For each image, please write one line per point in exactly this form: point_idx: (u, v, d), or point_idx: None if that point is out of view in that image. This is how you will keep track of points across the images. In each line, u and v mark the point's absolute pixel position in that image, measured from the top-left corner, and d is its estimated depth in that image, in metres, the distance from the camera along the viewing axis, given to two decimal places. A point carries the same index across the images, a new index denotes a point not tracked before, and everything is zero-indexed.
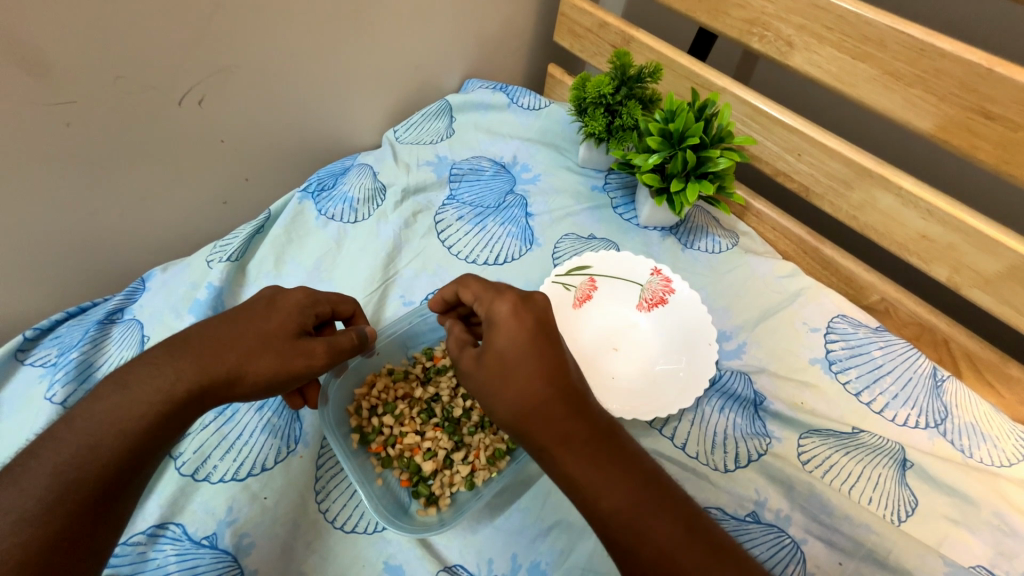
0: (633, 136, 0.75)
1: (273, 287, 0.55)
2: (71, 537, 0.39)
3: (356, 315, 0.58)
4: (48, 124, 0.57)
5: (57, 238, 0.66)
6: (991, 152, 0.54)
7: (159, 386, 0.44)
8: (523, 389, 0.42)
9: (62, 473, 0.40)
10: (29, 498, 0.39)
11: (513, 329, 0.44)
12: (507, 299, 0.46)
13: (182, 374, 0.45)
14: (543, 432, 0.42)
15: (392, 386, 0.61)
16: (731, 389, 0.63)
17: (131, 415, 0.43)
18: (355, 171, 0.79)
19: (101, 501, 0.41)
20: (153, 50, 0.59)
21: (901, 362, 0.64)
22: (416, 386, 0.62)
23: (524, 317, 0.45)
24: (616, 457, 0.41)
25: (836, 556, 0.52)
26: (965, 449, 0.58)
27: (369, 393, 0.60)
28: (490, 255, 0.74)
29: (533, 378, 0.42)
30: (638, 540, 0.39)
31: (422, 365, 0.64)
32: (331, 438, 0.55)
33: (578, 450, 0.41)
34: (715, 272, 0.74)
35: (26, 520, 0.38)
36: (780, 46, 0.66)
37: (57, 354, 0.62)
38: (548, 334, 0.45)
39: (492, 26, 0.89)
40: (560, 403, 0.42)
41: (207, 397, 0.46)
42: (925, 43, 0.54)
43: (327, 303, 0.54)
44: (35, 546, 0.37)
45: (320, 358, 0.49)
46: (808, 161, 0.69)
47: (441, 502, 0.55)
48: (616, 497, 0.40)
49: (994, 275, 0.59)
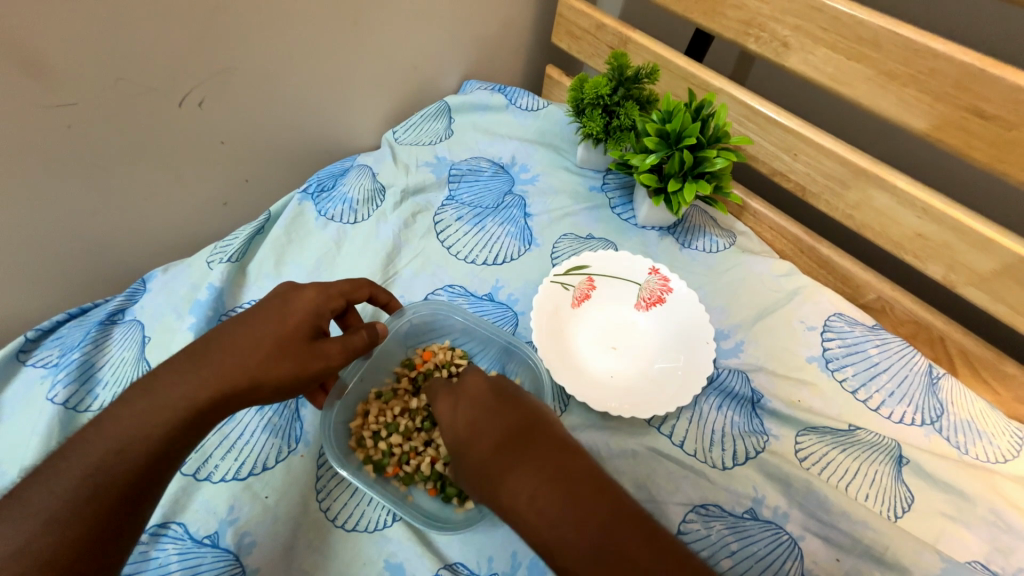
0: (631, 136, 0.75)
1: (285, 281, 0.55)
2: (97, 541, 0.39)
3: (374, 293, 0.60)
4: (49, 126, 0.57)
5: (59, 240, 0.66)
6: (984, 151, 0.55)
7: (181, 393, 0.44)
8: (471, 455, 0.46)
9: (91, 475, 0.40)
10: (58, 499, 0.39)
11: (450, 411, 0.50)
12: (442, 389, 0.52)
13: (203, 383, 0.45)
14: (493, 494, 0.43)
15: (386, 408, 0.61)
16: (729, 387, 0.63)
17: (161, 420, 0.43)
18: (354, 172, 0.80)
19: (123, 506, 0.41)
20: (154, 53, 0.59)
21: (897, 360, 0.64)
22: (410, 398, 0.62)
23: (461, 397, 0.50)
24: (564, 504, 0.40)
25: (834, 552, 0.53)
26: (961, 445, 0.58)
27: (366, 423, 0.59)
28: (489, 255, 0.74)
29: (472, 445, 0.46)
30: None
31: (407, 376, 0.63)
32: (333, 460, 0.54)
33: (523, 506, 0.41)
34: (713, 272, 0.74)
35: (54, 522, 0.38)
36: (776, 46, 0.66)
37: (58, 355, 0.62)
38: (495, 403, 0.49)
39: (490, 28, 0.90)
40: (497, 458, 0.44)
41: (227, 403, 0.46)
42: (919, 44, 0.55)
43: (341, 295, 0.54)
44: (62, 548, 0.38)
45: (335, 359, 0.51)
46: (804, 161, 0.69)
47: (475, 494, 0.55)
48: (567, 549, 0.39)
49: (989, 273, 0.60)
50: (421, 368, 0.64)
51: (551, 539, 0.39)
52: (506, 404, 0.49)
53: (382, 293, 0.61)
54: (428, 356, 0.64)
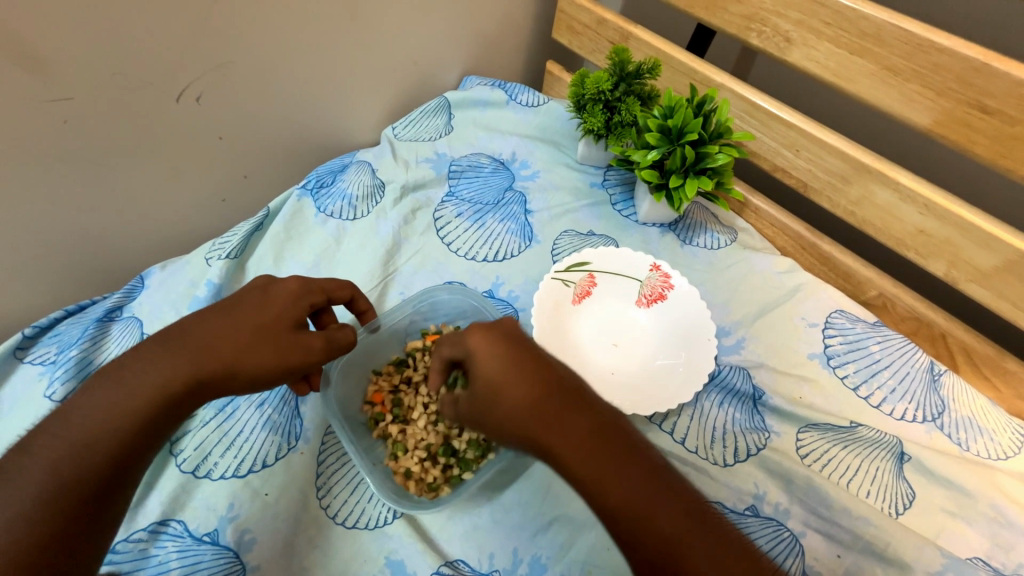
0: (632, 132, 0.75)
1: (266, 275, 0.55)
2: (68, 535, 0.39)
3: (356, 298, 0.59)
4: (45, 121, 0.57)
5: (56, 237, 0.66)
6: (988, 147, 0.55)
7: (158, 380, 0.44)
8: (517, 403, 0.44)
9: (61, 472, 0.40)
10: (28, 495, 0.39)
11: (487, 353, 0.47)
12: (476, 329, 0.49)
13: (179, 369, 0.44)
14: (540, 440, 0.43)
15: (413, 451, 0.58)
16: (730, 383, 0.63)
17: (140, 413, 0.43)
18: (354, 168, 0.79)
19: (96, 503, 0.40)
20: (150, 48, 0.59)
21: (899, 356, 0.64)
22: (411, 426, 0.59)
23: (501, 342, 0.47)
24: (626, 451, 0.41)
25: (835, 549, 0.53)
26: (962, 442, 0.58)
27: (416, 478, 0.56)
28: (489, 252, 0.74)
29: (522, 390, 0.44)
30: (654, 531, 0.38)
31: (388, 427, 0.60)
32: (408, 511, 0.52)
33: (580, 448, 0.41)
34: (714, 268, 0.74)
35: (23, 518, 0.38)
36: (778, 41, 0.66)
37: (56, 352, 0.62)
38: (530, 349, 0.47)
39: (489, 23, 0.89)
40: (552, 404, 0.43)
41: (202, 392, 0.46)
42: (923, 39, 0.55)
43: (323, 292, 0.54)
44: (34, 544, 0.37)
45: (316, 353, 0.50)
46: (806, 157, 0.69)
47: None
48: (624, 489, 0.40)
49: (991, 269, 0.59)
50: (389, 409, 0.61)
51: (608, 475, 0.40)
52: (531, 355, 0.47)
53: (362, 301, 0.60)
54: (378, 398, 0.61)
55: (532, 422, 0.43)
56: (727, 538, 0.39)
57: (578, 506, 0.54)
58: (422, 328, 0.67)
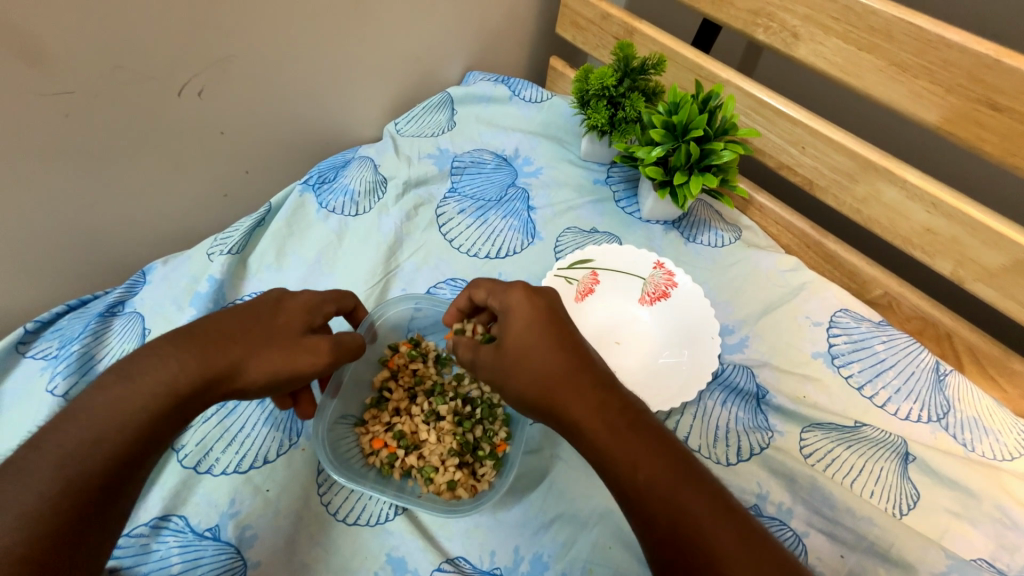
0: (636, 128, 0.74)
1: (279, 288, 0.56)
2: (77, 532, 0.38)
3: (356, 309, 0.59)
4: (46, 114, 0.57)
5: (58, 232, 0.66)
6: (998, 144, 0.54)
7: (164, 378, 0.44)
8: (540, 365, 0.45)
9: (69, 468, 0.40)
10: None
11: (529, 313, 0.48)
12: (520, 289, 0.50)
13: (185, 368, 0.45)
14: (572, 397, 0.43)
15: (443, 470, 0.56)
16: (733, 382, 0.63)
17: (139, 410, 0.42)
18: (356, 164, 0.79)
19: (107, 500, 0.40)
20: (151, 41, 0.58)
21: (903, 356, 0.64)
22: (426, 452, 0.57)
23: (539, 303, 0.49)
24: (649, 431, 0.42)
25: (838, 549, 0.53)
26: (967, 443, 0.58)
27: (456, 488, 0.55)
28: (491, 249, 0.74)
29: (554, 350, 0.46)
30: (679, 515, 0.38)
31: (402, 462, 0.56)
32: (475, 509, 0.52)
33: (609, 419, 0.42)
34: (718, 266, 0.73)
35: None
36: (785, 37, 0.65)
37: (58, 347, 0.62)
38: (563, 320, 0.49)
39: (493, 18, 0.88)
40: (579, 373, 0.44)
41: (208, 392, 0.46)
42: (932, 34, 0.54)
43: (332, 302, 0.55)
44: (43, 542, 0.37)
45: (324, 356, 0.50)
46: (811, 155, 0.68)
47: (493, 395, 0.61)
48: (653, 467, 0.40)
49: (999, 269, 0.59)
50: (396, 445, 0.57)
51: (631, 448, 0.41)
52: (562, 325, 0.48)
53: (361, 309, 0.60)
54: (379, 444, 0.57)
55: (560, 384, 0.44)
56: (749, 531, 0.38)
57: (581, 504, 0.54)
58: (377, 357, 0.63)
